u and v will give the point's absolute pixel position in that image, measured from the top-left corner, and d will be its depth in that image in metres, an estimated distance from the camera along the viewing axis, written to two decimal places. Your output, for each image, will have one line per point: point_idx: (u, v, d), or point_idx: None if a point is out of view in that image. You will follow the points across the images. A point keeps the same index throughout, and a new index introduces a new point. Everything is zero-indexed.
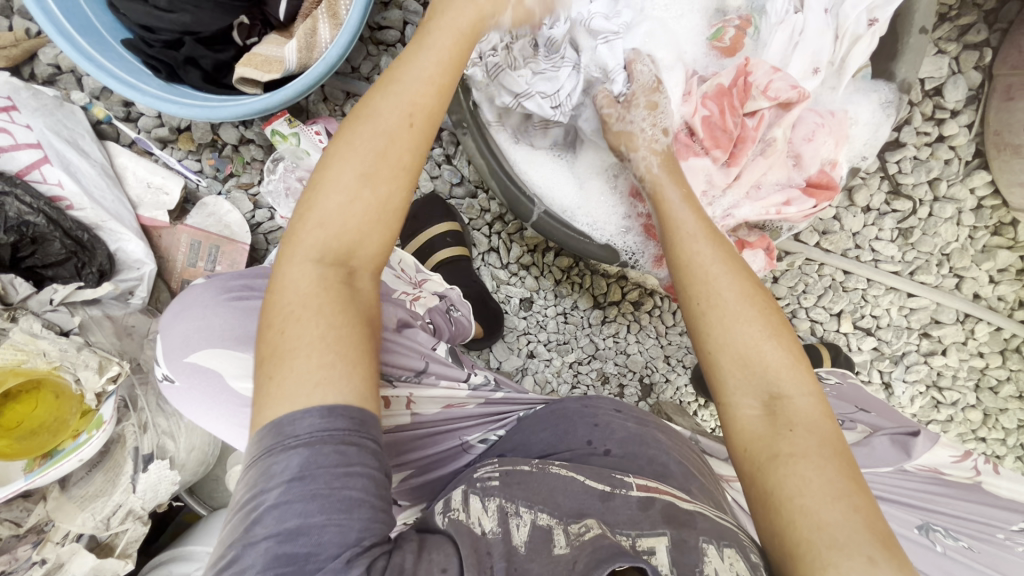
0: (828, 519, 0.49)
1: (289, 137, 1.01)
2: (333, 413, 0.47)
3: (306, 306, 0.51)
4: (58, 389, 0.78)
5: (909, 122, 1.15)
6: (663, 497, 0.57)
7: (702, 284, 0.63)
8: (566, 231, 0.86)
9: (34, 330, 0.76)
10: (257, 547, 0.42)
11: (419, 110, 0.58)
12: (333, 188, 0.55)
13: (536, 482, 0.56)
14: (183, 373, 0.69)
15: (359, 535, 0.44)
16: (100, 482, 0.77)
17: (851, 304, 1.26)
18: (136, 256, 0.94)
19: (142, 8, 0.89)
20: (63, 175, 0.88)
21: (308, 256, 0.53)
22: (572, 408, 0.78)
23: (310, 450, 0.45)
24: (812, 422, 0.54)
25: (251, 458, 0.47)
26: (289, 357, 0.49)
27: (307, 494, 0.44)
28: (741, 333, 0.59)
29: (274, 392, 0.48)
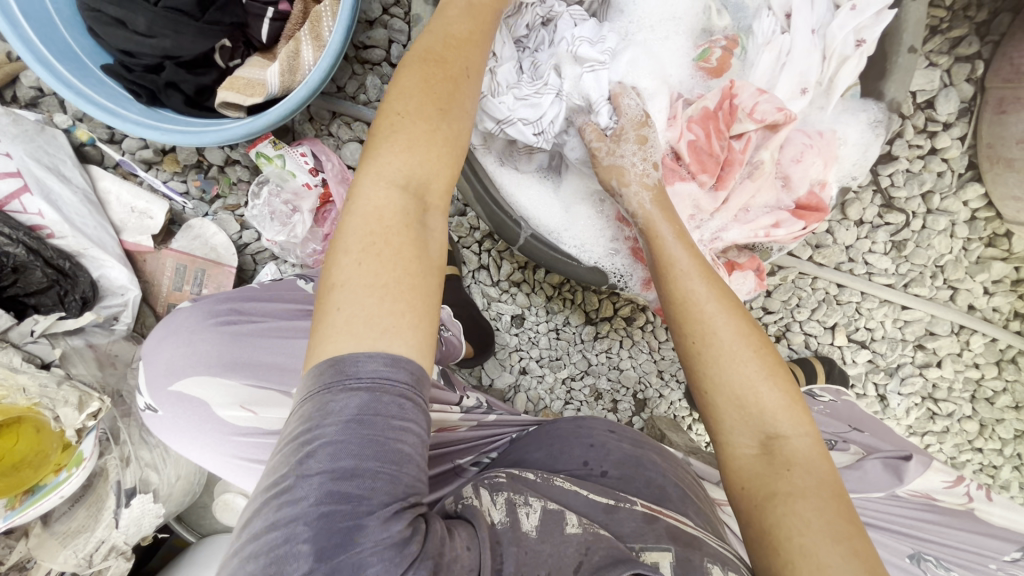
0: (828, 562, 0.48)
1: (275, 159, 1.00)
2: (398, 363, 0.43)
3: (374, 241, 0.48)
4: (38, 424, 0.78)
5: (901, 135, 1.14)
6: (665, 519, 0.56)
7: (697, 322, 0.62)
8: (553, 254, 0.85)
9: (14, 363, 0.75)
10: (311, 481, 0.39)
11: (469, 58, 0.59)
12: (409, 117, 0.53)
13: (547, 488, 0.54)
14: (165, 402, 0.65)
15: (406, 490, 0.41)
16: (83, 517, 0.76)
17: (844, 318, 1.25)
18: (121, 282, 0.93)
19: (122, 33, 0.88)
20: (44, 205, 0.87)
21: (380, 179, 0.50)
22: (566, 429, 0.77)
23: (370, 395, 0.42)
24: (810, 463, 0.54)
25: (306, 393, 0.43)
26: (364, 290, 0.46)
27: (363, 437, 0.40)
28: (737, 371, 0.58)
29: (343, 326, 0.45)
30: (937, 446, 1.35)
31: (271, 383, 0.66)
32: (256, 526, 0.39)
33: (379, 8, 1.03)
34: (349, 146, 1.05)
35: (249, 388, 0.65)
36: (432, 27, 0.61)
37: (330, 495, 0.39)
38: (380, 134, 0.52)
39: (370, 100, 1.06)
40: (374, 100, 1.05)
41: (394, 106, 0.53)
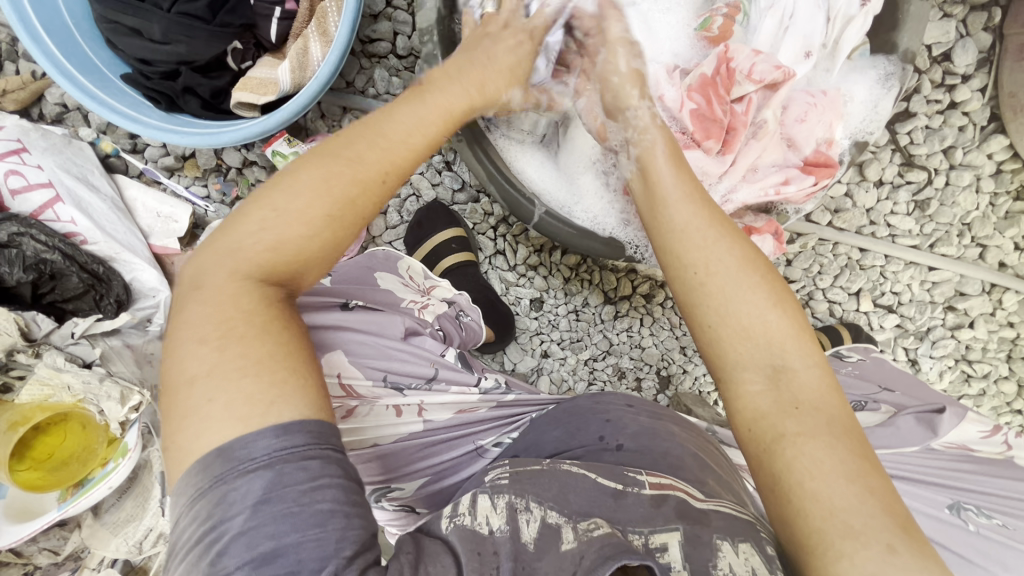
0: (837, 503, 0.46)
1: (290, 156, 1.03)
2: (289, 431, 0.41)
3: (249, 324, 0.44)
4: (84, 420, 0.81)
5: (918, 91, 1.11)
6: (676, 494, 0.57)
7: (697, 253, 0.57)
8: (567, 231, 0.86)
9: (58, 364, 0.77)
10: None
11: (395, 160, 0.54)
12: (282, 207, 0.49)
13: (550, 478, 0.56)
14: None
15: (337, 546, 0.39)
16: (130, 507, 0.79)
17: (869, 283, 1.23)
18: (151, 284, 0.97)
19: (137, 41, 0.90)
20: (75, 212, 0.91)
21: (235, 271, 0.47)
22: (584, 406, 0.78)
23: (271, 472, 0.40)
24: (818, 399, 0.51)
25: (193, 493, 0.40)
26: (230, 379, 0.42)
27: (277, 515, 0.39)
28: (741, 304, 0.54)
29: (215, 415, 0.41)
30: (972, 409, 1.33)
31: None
32: None
33: (383, 1, 1.04)
34: None
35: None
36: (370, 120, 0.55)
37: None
38: (238, 230, 0.48)
39: (379, 93, 1.08)
40: (382, 92, 1.07)
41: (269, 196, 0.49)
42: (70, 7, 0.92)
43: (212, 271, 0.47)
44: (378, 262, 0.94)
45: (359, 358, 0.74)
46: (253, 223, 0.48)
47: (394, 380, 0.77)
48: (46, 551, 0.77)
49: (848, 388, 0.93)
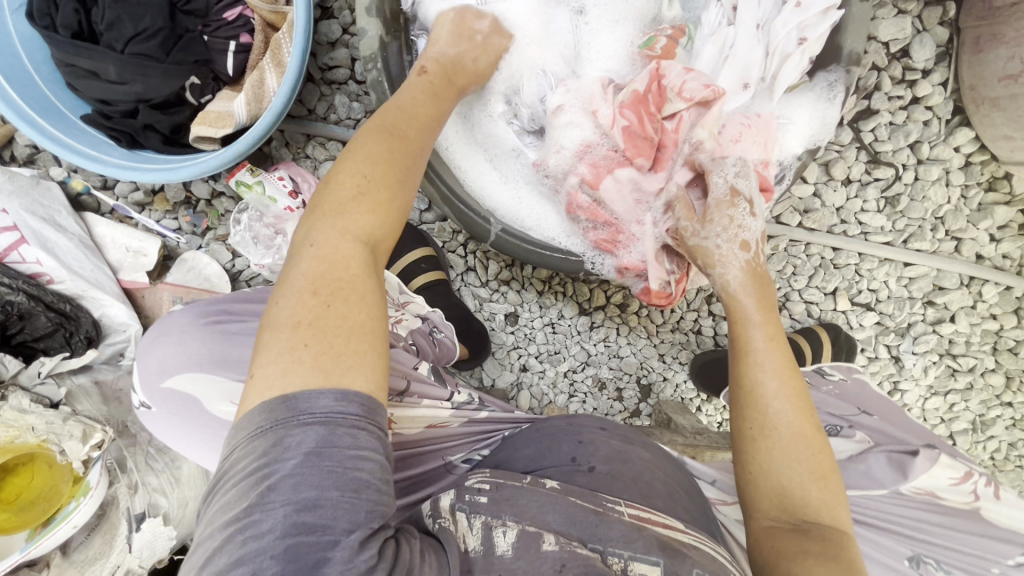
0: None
1: (254, 186, 1.04)
2: (349, 396, 0.45)
3: (350, 285, 0.50)
4: (51, 460, 0.81)
5: (879, 89, 1.10)
6: (654, 527, 0.56)
7: (757, 409, 0.65)
8: (527, 248, 0.88)
9: (22, 406, 0.78)
10: (275, 513, 0.41)
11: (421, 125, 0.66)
12: (369, 172, 0.56)
13: (526, 495, 0.53)
14: (161, 397, 0.68)
15: (367, 515, 0.43)
16: (99, 544, 0.80)
17: (845, 281, 1.22)
18: (121, 320, 0.98)
19: (95, 83, 0.92)
20: (40, 252, 0.92)
21: (346, 231, 0.52)
22: (557, 427, 0.76)
23: (326, 427, 0.44)
24: (841, 540, 0.57)
25: (254, 430, 0.44)
26: (328, 332, 0.47)
27: (324, 469, 0.42)
28: (788, 461, 0.62)
29: (310, 360, 0.46)
30: (962, 404, 1.31)
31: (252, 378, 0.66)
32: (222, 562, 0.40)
33: (338, 28, 1.05)
34: (325, 165, 1.11)
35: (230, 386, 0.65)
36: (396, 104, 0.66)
37: (296, 526, 0.41)
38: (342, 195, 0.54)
39: (340, 118, 1.09)
40: (344, 117, 1.09)
41: (364, 168, 0.56)
42: (30, 52, 0.94)
43: (317, 229, 0.52)
44: None
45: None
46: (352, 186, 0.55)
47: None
48: None
49: (827, 407, 0.91)
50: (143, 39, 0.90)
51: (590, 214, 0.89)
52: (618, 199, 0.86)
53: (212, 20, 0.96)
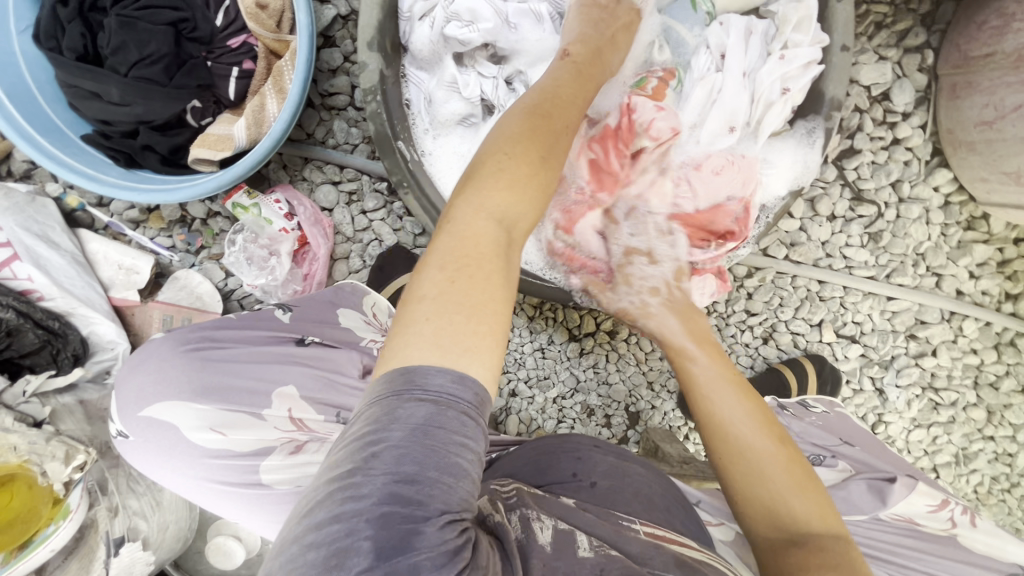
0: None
1: (250, 208, 1.05)
2: (465, 380, 0.45)
3: (478, 260, 0.51)
4: (31, 481, 0.76)
5: (861, 129, 1.14)
6: (675, 548, 0.61)
7: (724, 438, 0.68)
8: (517, 277, 0.92)
9: (5, 424, 0.77)
10: (377, 481, 0.40)
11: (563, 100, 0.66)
12: (507, 150, 0.57)
13: (558, 501, 0.60)
14: (138, 428, 0.69)
15: (458, 502, 0.43)
16: (76, 569, 0.76)
17: (830, 314, 1.25)
18: (109, 337, 0.98)
19: (97, 104, 0.93)
20: (33, 269, 0.91)
21: (479, 211, 0.54)
22: (554, 444, 0.79)
23: (436, 406, 0.43)
24: (835, 550, 0.58)
25: (374, 397, 0.45)
26: (449, 312, 0.48)
27: (425, 446, 0.42)
28: (770, 476, 0.64)
29: (431, 336, 0.46)
30: (945, 437, 1.33)
31: (238, 406, 0.71)
32: (318, 519, 0.40)
33: (340, 56, 1.08)
34: (321, 188, 1.12)
35: (218, 413, 0.70)
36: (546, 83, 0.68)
37: (394, 497, 0.40)
38: (480, 178, 0.56)
39: (339, 143, 1.12)
40: (342, 142, 1.11)
41: (501, 156, 0.57)
42: (34, 72, 0.95)
43: (456, 208, 0.54)
44: (341, 297, 0.95)
45: (312, 392, 0.78)
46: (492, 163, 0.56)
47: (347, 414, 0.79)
48: None
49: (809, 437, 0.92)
50: (147, 64, 0.93)
51: (566, 258, 0.92)
52: (591, 240, 0.90)
53: (217, 47, 0.98)
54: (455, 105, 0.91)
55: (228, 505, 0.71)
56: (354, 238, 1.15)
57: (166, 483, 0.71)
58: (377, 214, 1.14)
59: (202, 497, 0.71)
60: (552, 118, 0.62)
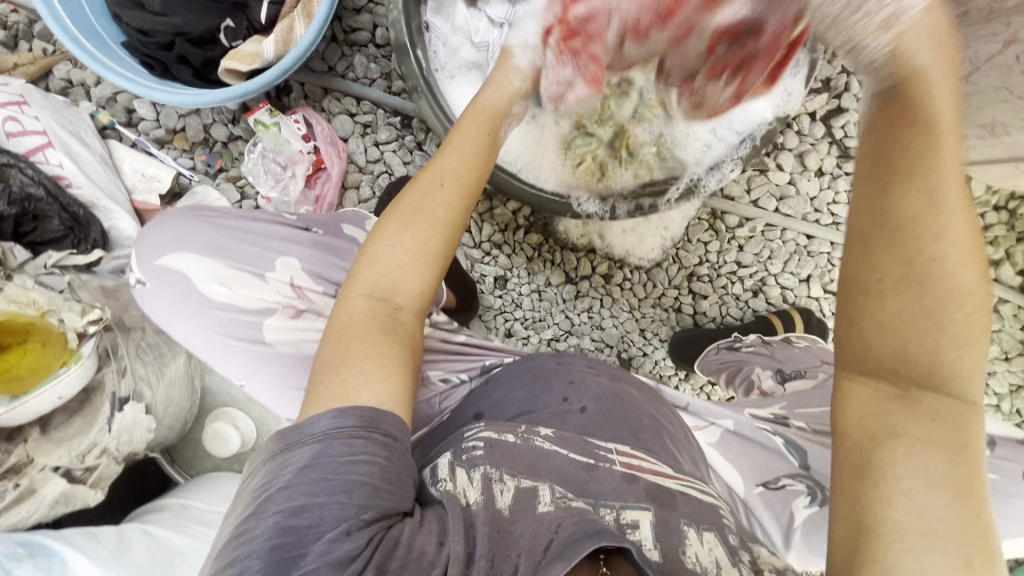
0: (930, 513, 0.45)
1: (271, 126, 1.13)
2: (343, 414, 0.54)
3: (358, 329, 0.60)
4: (44, 338, 0.81)
5: (848, 90, 1.21)
6: (645, 475, 0.64)
7: (903, 242, 0.46)
8: (518, 183, 0.96)
9: (27, 285, 0.81)
10: (267, 519, 0.50)
11: (455, 181, 0.66)
12: (384, 238, 0.63)
13: (522, 450, 0.63)
14: (154, 276, 0.74)
15: (359, 509, 0.51)
16: (78, 424, 0.80)
17: (818, 269, 1.29)
18: (129, 233, 1.03)
19: (139, 14, 1.03)
20: (65, 158, 0.98)
21: (365, 292, 0.63)
22: (548, 366, 0.80)
23: (322, 445, 0.53)
24: (955, 415, 0.48)
25: (274, 451, 0.55)
26: (338, 366, 0.59)
27: (315, 479, 0.52)
28: (944, 315, 0.46)
29: (323, 392, 0.57)
30: None
31: (246, 266, 0.74)
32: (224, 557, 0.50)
33: None
34: (338, 118, 1.19)
35: (227, 267, 0.73)
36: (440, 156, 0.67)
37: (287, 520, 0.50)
38: (370, 254, 0.64)
39: (358, 77, 1.19)
40: (361, 76, 1.19)
41: (384, 229, 0.64)
42: None
43: (348, 293, 0.63)
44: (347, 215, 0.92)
45: (313, 267, 0.77)
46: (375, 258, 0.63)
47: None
48: None
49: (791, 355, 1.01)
50: None
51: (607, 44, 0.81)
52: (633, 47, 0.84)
53: None
54: (466, 53, 1.00)
55: (231, 361, 0.75)
56: (365, 169, 1.21)
57: (178, 334, 0.76)
58: (390, 145, 1.20)
59: (205, 349, 0.75)
60: (435, 195, 0.65)
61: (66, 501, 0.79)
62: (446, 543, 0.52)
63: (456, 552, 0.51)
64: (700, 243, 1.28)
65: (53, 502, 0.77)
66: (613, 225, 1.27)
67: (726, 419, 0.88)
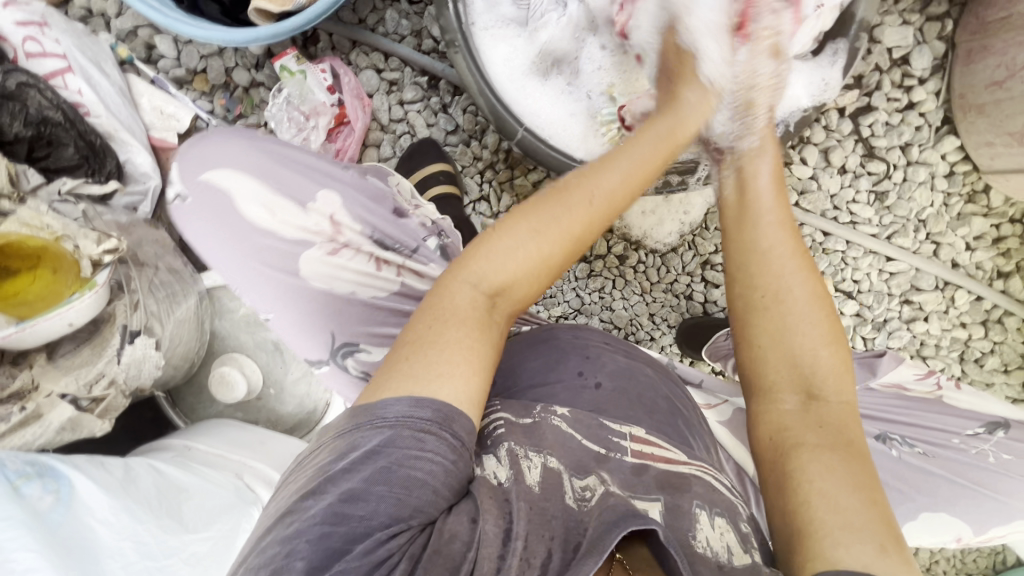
0: (843, 505, 0.49)
1: (297, 73, 1.10)
2: (421, 403, 0.47)
3: (454, 316, 0.54)
4: (57, 267, 0.79)
5: (879, 88, 1.21)
6: (656, 465, 0.55)
7: (764, 288, 0.62)
8: (550, 151, 0.92)
9: (40, 210, 0.78)
10: (324, 498, 0.44)
11: (614, 198, 0.61)
12: (513, 233, 0.57)
13: (542, 432, 0.54)
14: (196, 191, 0.72)
15: (410, 513, 0.44)
16: (86, 355, 0.77)
17: (831, 267, 1.30)
18: (144, 169, 1.02)
19: None
20: (84, 84, 0.95)
21: (475, 285, 0.56)
22: (563, 338, 0.69)
23: (394, 431, 0.46)
24: (845, 423, 0.56)
25: (339, 429, 0.48)
26: (426, 349, 0.51)
27: (381, 469, 0.45)
28: (801, 332, 0.59)
29: (402, 372, 0.49)
30: None
31: (290, 194, 0.73)
32: (269, 538, 0.43)
33: None
34: (364, 73, 1.16)
35: (273, 192, 0.72)
36: (604, 161, 0.64)
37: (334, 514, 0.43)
38: (495, 244, 0.57)
39: (388, 32, 1.16)
40: (391, 32, 1.16)
41: (513, 228, 0.58)
42: None
43: (455, 285, 0.56)
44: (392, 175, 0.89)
45: (353, 204, 0.76)
46: (506, 251, 0.57)
47: (381, 240, 0.77)
48: None
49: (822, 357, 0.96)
50: None
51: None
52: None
53: None
54: (506, 9, 0.96)
55: (258, 290, 0.72)
56: (388, 128, 1.19)
57: (207, 253, 0.74)
58: (415, 105, 1.17)
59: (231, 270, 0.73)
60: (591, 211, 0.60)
61: (72, 428, 0.78)
62: (479, 521, 0.45)
63: (490, 535, 0.44)
64: (717, 232, 1.28)
65: (60, 427, 0.77)
66: (633, 205, 1.26)
67: (740, 397, 0.82)
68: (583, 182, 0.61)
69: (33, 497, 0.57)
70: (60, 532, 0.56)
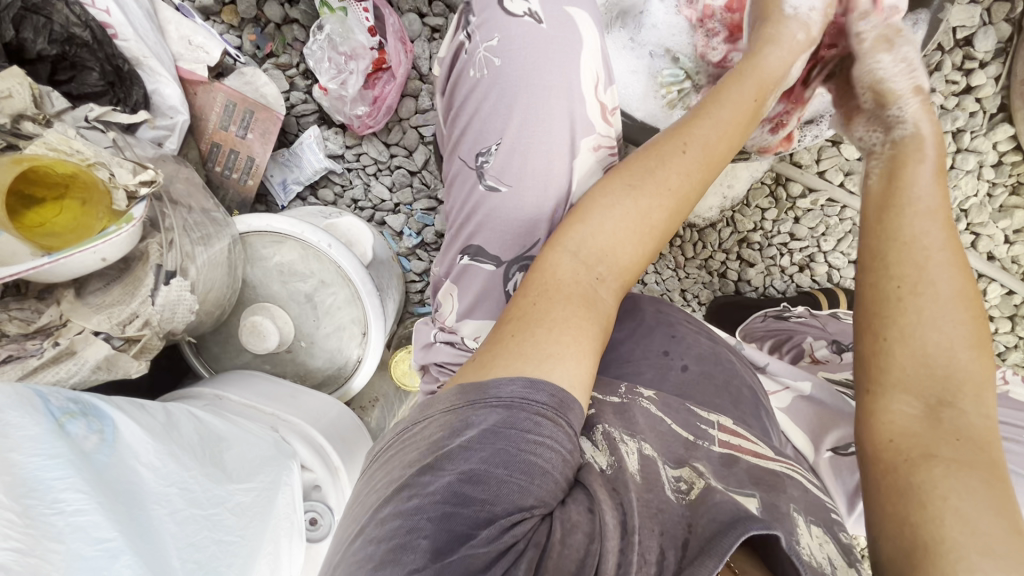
0: (982, 528, 0.44)
1: (337, 10, 1.02)
2: (536, 384, 0.46)
3: (558, 292, 0.54)
4: (86, 198, 0.74)
5: (939, 69, 1.17)
6: (749, 458, 0.53)
7: (909, 269, 0.59)
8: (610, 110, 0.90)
9: (67, 134, 0.72)
10: (443, 478, 0.42)
11: (698, 153, 0.62)
12: (612, 204, 0.58)
13: (633, 413, 0.55)
14: (551, 19, 0.70)
15: (531, 499, 0.43)
16: (117, 294, 0.74)
17: None
18: (172, 102, 0.96)
19: None
20: (111, 2, 0.86)
21: (578, 255, 0.56)
22: (649, 313, 0.69)
23: (508, 412, 0.45)
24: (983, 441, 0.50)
25: (447, 405, 0.47)
26: (533, 326, 0.51)
27: (496, 447, 0.43)
28: (936, 331, 0.55)
29: (512, 349, 0.49)
30: None
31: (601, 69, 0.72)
32: (385, 511, 0.41)
33: None
34: (406, 16, 1.09)
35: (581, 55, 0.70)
36: (692, 122, 0.64)
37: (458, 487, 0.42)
38: (591, 214, 0.58)
39: None
40: None
41: (609, 191, 0.59)
42: None
43: (555, 254, 0.57)
44: None
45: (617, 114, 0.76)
46: (602, 217, 0.57)
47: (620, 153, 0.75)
48: (15, 321, 0.70)
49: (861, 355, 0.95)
50: None
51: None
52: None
53: None
54: None
55: (497, 124, 0.70)
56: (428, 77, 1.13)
57: (497, 55, 0.70)
58: None
59: (474, 96, 0.71)
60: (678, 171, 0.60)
61: (107, 368, 0.73)
62: (597, 511, 0.43)
63: (609, 525, 0.42)
64: (758, 210, 1.25)
65: (93, 367, 0.71)
66: None
67: (805, 384, 0.80)
68: (678, 147, 0.61)
69: (79, 436, 0.54)
70: (107, 472, 0.53)
